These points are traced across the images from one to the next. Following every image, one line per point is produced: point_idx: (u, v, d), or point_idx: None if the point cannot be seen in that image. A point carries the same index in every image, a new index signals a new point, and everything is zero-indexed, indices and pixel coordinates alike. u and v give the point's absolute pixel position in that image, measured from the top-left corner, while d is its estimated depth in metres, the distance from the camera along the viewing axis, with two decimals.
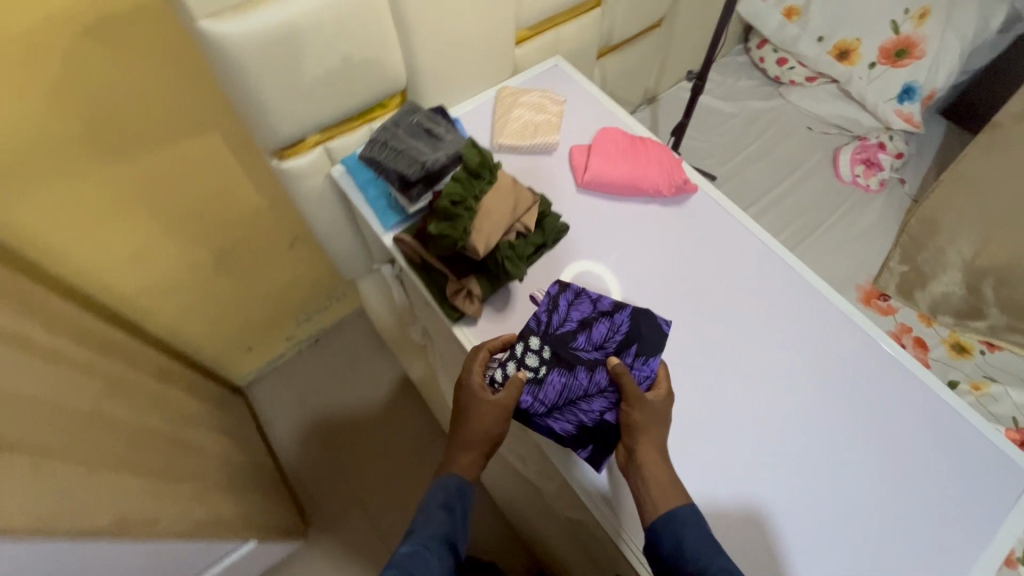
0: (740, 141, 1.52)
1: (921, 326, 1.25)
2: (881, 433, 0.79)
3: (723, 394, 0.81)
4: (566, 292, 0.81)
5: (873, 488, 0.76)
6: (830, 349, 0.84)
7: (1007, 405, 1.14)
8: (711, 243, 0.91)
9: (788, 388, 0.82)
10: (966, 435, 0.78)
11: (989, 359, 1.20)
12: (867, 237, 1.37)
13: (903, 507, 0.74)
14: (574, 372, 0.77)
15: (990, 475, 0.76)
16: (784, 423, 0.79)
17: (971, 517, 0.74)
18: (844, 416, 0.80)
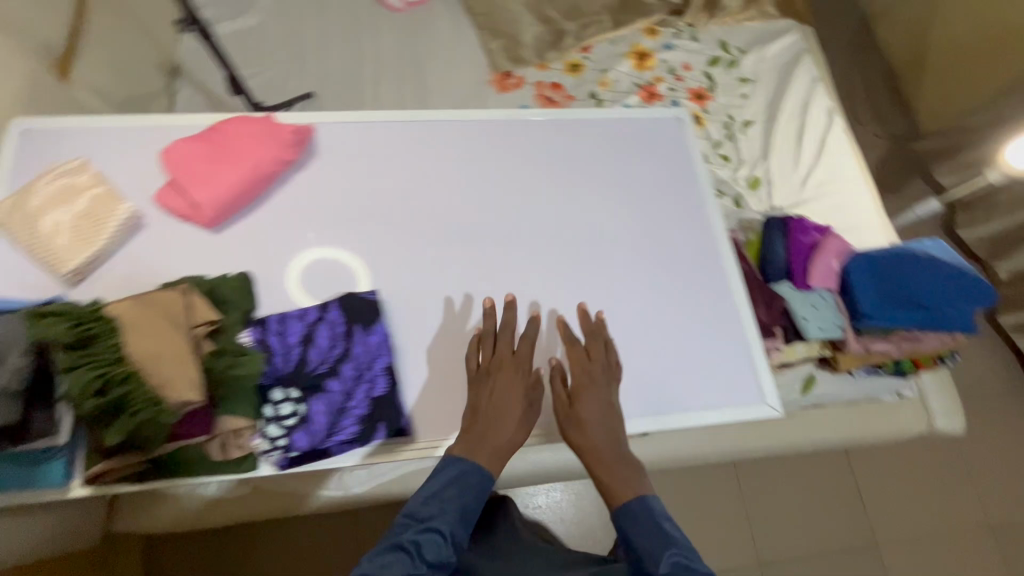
0: (295, 44, 1.34)
1: (545, 74, 1.39)
2: (602, 184, 0.86)
3: (499, 282, 0.79)
4: (271, 325, 0.67)
5: (633, 230, 0.84)
6: (526, 151, 0.87)
7: (625, 80, 1.40)
8: (374, 161, 0.83)
9: (530, 210, 0.84)
10: (639, 132, 0.92)
11: (592, 58, 1.42)
12: (456, 39, 1.41)
13: (655, 224, 0.85)
14: (325, 389, 0.65)
15: (669, 147, 0.91)
16: (552, 252, 0.81)
17: (684, 184, 0.88)
18: (576, 205, 0.85)
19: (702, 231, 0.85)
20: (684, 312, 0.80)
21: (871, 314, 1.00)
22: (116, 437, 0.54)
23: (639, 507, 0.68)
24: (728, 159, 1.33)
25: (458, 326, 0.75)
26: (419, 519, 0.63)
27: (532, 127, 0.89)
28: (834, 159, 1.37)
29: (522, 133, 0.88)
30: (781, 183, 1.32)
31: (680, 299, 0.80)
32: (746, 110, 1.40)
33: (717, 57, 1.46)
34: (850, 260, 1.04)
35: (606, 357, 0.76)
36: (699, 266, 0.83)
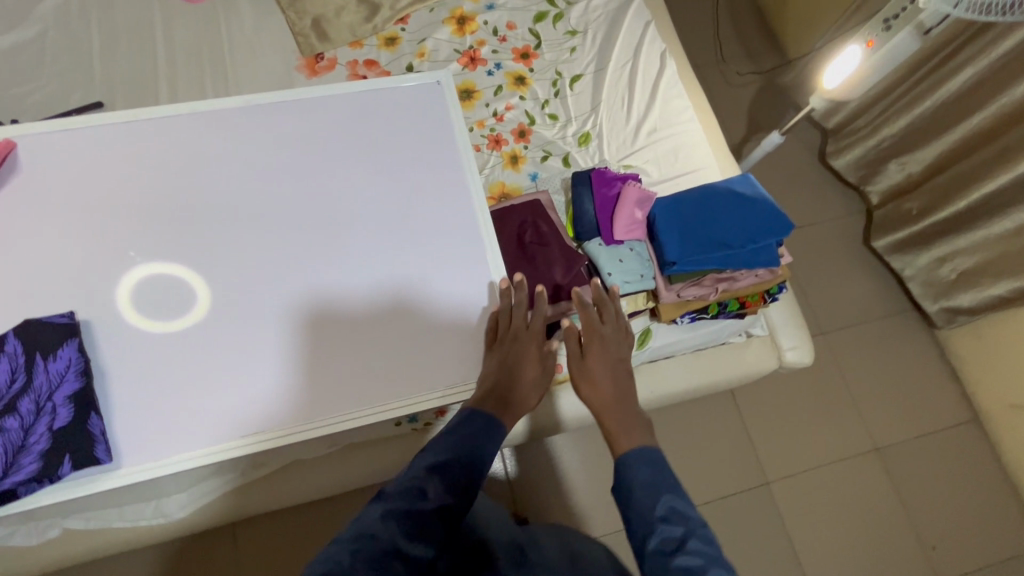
0: (79, 51, 1.24)
1: (358, 53, 1.31)
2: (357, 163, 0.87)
3: (245, 277, 0.79)
4: None
5: (387, 209, 0.86)
6: (271, 141, 0.86)
7: (445, 48, 1.33)
8: (93, 172, 0.79)
9: (278, 200, 0.84)
10: (400, 104, 0.90)
11: (410, 29, 1.35)
12: (262, 23, 1.32)
13: (411, 203, 0.86)
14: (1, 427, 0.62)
15: (432, 119, 0.90)
16: (301, 241, 0.82)
17: (443, 158, 0.89)
18: (329, 188, 0.85)
19: (461, 208, 0.87)
20: (433, 291, 0.83)
21: (676, 261, 0.96)
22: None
23: (640, 452, 0.72)
24: (557, 117, 1.28)
25: (198, 329, 0.76)
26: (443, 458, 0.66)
27: (275, 117, 0.87)
28: (670, 102, 1.31)
29: (265, 123, 0.86)
30: (612, 136, 1.27)
31: (431, 276, 0.83)
32: (574, 65, 1.34)
33: (544, 11, 1.39)
34: (654, 206, 1.00)
35: (348, 345, 0.79)
36: (453, 243, 0.85)
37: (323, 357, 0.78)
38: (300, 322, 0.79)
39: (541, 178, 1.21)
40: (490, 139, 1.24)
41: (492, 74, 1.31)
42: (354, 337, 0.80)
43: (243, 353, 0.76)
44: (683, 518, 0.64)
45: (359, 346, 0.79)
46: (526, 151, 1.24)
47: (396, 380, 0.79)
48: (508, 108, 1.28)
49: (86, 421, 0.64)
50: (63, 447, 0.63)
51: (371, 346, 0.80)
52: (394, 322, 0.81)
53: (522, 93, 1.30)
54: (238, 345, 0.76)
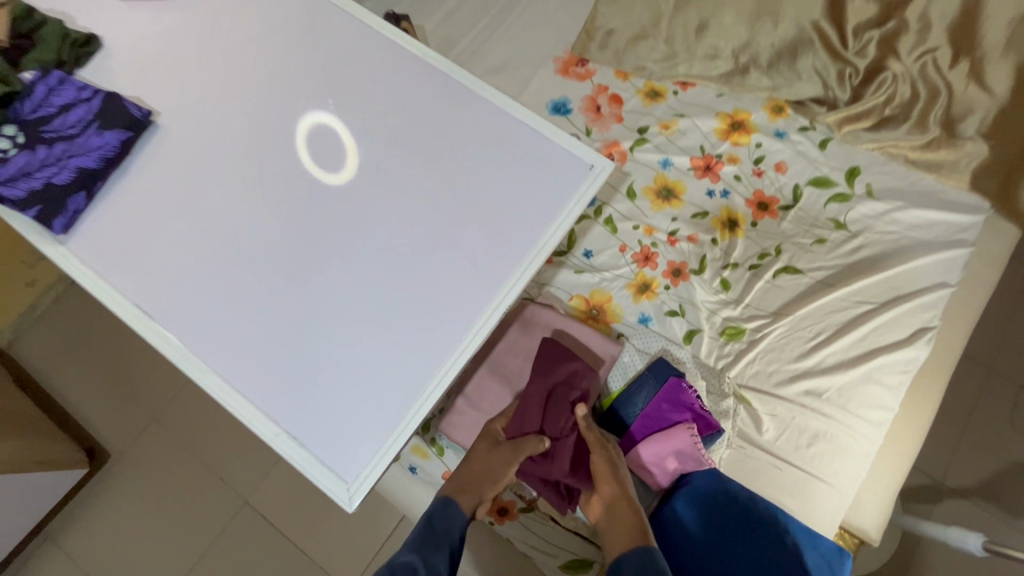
0: None
1: (617, 83, 1.20)
2: (440, 174, 0.74)
3: (258, 190, 0.73)
4: (49, 75, 0.71)
5: (417, 237, 0.70)
6: (411, 95, 0.79)
7: (693, 136, 1.13)
8: (276, 24, 0.82)
9: (359, 149, 0.75)
10: (540, 156, 0.76)
11: (682, 97, 1.18)
12: (568, 7, 1.28)
13: (440, 247, 0.70)
14: (33, 149, 0.68)
15: (545, 198, 0.74)
16: (331, 198, 0.72)
17: (515, 238, 0.71)
18: (403, 174, 0.73)
19: (475, 295, 0.68)
20: (365, 344, 0.65)
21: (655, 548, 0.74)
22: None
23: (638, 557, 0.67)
24: (728, 289, 1.02)
25: (190, 195, 0.72)
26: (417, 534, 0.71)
27: (432, 79, 0.79)
28: (870, 384, 0.94)
29: (423, 77, 0.80)
30: (765, 355, 0.97)
31: (378, 332, 0.66)
32: (804, 255, 1.03)
33: (829, 179, 1.09)
34: (698, 473, 0.75)
35: (257, 316, 0.67)
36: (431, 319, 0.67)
37: (230, 303, 0.67)
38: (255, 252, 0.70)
39: (648, 328, 0.99)
40: (640, 252, 1.04)
41: (710, 196, 1.09)
42: (267, 316, 0.67)
43: (195, 241, 0.70)
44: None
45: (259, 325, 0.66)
46: (662, 290, 1.02)
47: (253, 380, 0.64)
48: (691, 238, 1.05)
49: (71, 194, 0.67)
50: (46, 197, 0.66)
51: (271, 330, 0.66)
52: (306, 337, 0.65)
53: (720, 237, 1.05)
54: (201, 234, 0.70)
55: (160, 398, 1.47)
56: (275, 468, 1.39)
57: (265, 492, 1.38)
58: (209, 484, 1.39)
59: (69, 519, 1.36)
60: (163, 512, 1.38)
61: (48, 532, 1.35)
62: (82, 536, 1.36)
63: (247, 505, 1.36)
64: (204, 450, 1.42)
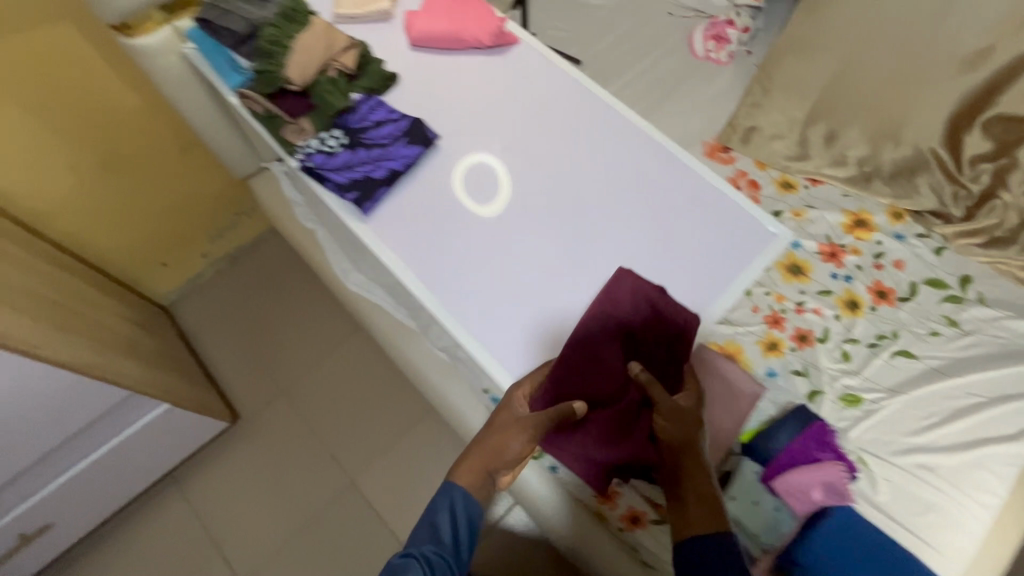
0: (604, 30, 1.63)
1: (755, 171, 1.40)
2: (650, 222, 0.92)
3: (510, 212, 0.93)
4: (373, 98, 0.93)
5: (631, 269, 0.90)
6: (627, 153, 0.98)
7: (821, 225, 1.30)
8: (525, 84, 1.04)
9: (587, 189, 0.95)
10: (731, 218, 0.92)
11: (812, 191, 1.36)
12: (716, 103, 1.51)
13: (648, 278, 0.89)
14: (356, 151, 0.89)
15: (734, 253, 0.90)
16: (565, 226, 0.93)
17: (708, 283, 0.89)
18: (624, 219, 0.93)
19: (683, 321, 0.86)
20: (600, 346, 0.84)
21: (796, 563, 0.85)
22: (281, 70, 0.85)
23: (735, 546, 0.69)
24: (849, 360, 1.14)
25: (461, 204, 0.92)
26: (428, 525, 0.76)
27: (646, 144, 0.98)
28: (976, 469, 1.04)
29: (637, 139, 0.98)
30: (880, 424, 1.08)
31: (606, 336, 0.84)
32: (919, 343, 1.16)
33: (943, 281, 1.23)
34: (839, 508, 0.87)
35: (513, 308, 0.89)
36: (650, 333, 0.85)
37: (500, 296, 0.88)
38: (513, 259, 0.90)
39: (775, 381, 1.12)
40: (770, 315, 1.18)
41: (834, 278, 1.23)
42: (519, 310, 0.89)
43: (462, 242, 0.91)
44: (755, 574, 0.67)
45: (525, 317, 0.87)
46: (788, 351, 1.15)
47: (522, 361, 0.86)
48: (816, 311, 1.19)
49: (380, 189, 0.88)
50: (363, 187, 0.87)
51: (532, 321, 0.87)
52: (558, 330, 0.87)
53: (843, 314, 1.19)
54: (467, 238, 0.91)
55: (292, 373, 1.64)
56: (385, 455, 1.52)
57: (371, 477, 1.50)
58: (323, 460, 1.53)
59: (197, 468, 1.51)
60: (278, 478, 1.51)
61: (179, 476, 1.51)
62: (205, 485, 1.50)
63: (354, 486, 1.49)
64: (323, 428, 1.57)
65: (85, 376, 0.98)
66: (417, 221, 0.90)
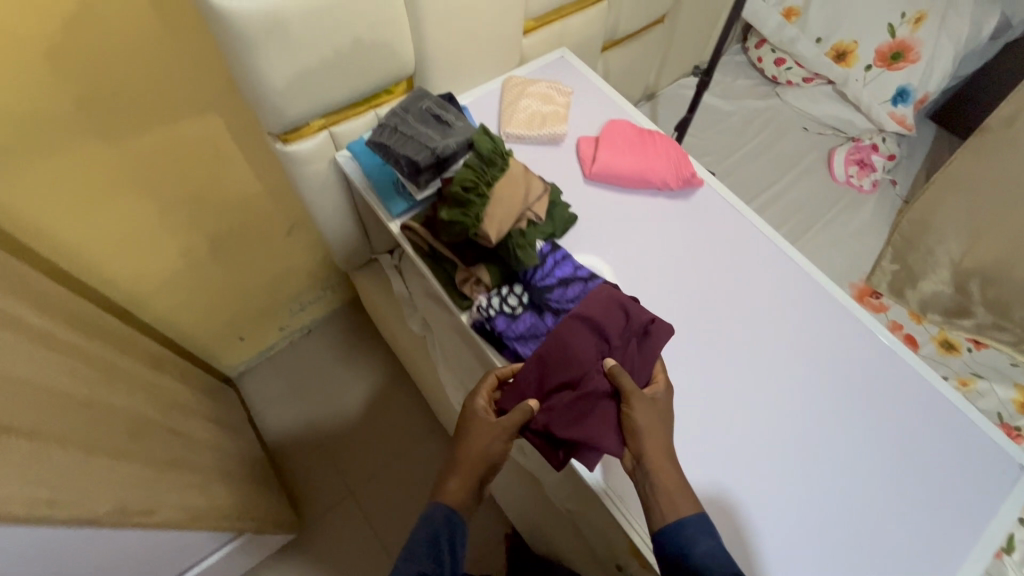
0: (736, 142, 1.54)
1: (911, 324, 1.27)
2: (885, 437, 0.82)
3: (716, 409, 0.82)
4: (557, 251, 0.82)
5: (871, 495, 0.78)
6: (829, 339, 0.89)
7: (990, 400, 1.17)
8: (712, 237, 0.94)
9: (788, 380, 0.85)
10: (969, 441, 0.82)
11: (976, 356, 1.23)
12: (859, 236, 1.40)
13: (888, 508, 0.77)
14: (542, 317, 0.78)
15: (979, 489, 0.78)
16: (787, 429, 0.82)
17: (945, 530, 0.76)
18: (855, 430, 0.82)
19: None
20: None
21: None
22: (478, 224, 0.74)
23: (697, 527, 0.64)
24: None
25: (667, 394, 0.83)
26: (424, 532, 0.70)
27: (849, 329, 0.89)
28: None
29: (837, 322, 0.90)
30: None
31: None
32: None
33: None
34: None
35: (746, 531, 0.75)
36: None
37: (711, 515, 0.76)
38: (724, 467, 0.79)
39: None
40: None
41: None
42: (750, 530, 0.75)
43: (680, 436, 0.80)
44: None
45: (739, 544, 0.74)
46: None
47: None
48: None
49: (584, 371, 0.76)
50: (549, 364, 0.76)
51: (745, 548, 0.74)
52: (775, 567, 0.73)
53: None
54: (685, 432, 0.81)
55: (363, 471, 1.50)
56: None
57: None
58: None
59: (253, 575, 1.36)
60: None
61: None
62: None
63: None
64: (395, 542, 1.41)
65: (183, 527, 0.84)
66: None
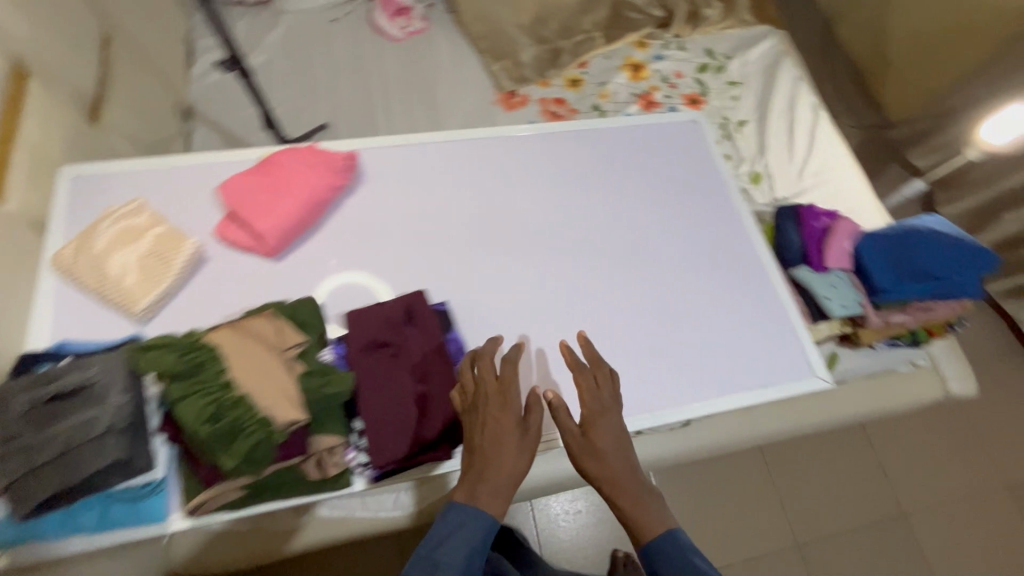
0: (306, 80, 1.38)
1: (548, 91, 1.45)
2: (648, 198, 0.90)
3: (560, 289, 0.81)
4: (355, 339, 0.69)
5: (686, 252, 0.86)
6: (548, 158, 0.91)
7: (623, 91, 1.47)
8: (413, 179, 0.85)
9: (565, 214, 0.87)
10: (672, 140, 0.97)
11: (590, 73, 1.50)
12: (460, 63, 1.47)
13: (694, 232, 0.89)
14: None
15: (701, 158, 0.96)
16: (613, 269, 0.83)
17: (713, 190, 0.93)
18: (635, 218, 0.88)
19: (738, 234, 0.90)
20: (726, 309, 0.84)
21: (888, 288, 1.06)
22: (269, 425, 0.55)
23: (672, 546, 0.63)
24: (729, 157, 1.40)
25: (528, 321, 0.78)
26: (463, 537, 0.59)
27: (552, 139, 0.93)
28: (826, 148, 1.45)
29: (541, 143, 0.92)
30: (780, 175, 1.40)
31: (728, 290, 0.85)
32: (735, 110, 1.48)
33: (704, 64, 1.55)
34: (863, 241, 1.10)
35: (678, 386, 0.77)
36: (738, 262, 0.88)
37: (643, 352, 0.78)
38: (610, 313, 0.80)
39: None
40: None
41: None
42: (678, 382, 0.78)
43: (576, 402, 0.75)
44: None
45: (670, 342, 0.80)
46: None
47: (710, 377, 0.79)
48: None
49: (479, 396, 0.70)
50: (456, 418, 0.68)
51: (675, 341, 0.80)
52: (696, 330, 0.82)
53: None
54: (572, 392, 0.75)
55: None
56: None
57: None
58: None
59: None
60: None
61: None
62: None
63: None
64: None
65: None
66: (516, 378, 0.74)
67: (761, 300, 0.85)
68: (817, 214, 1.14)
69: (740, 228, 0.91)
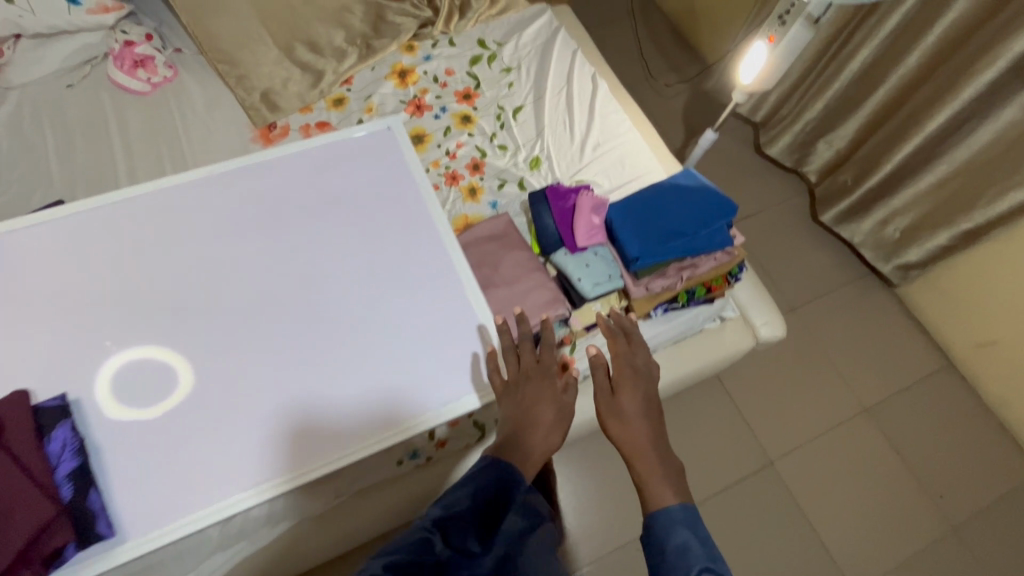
0: (39, 154, 1.28)
1: (309, 117, 1.39)
2: (333, 231, 0.90)
3: (237, 347, 0.81)
4: None
5: (372, 280, 0.88)
6: (226, 208, 0.89)
7: (390, 101, 1.41)
8: (65, 264, 0.82)
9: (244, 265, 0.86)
10: (359, 158, 0.94)
11: (355, 89, 1.44)
12: (214, 104, 1.39)
13: (383, 256, 0.89)
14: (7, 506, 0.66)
15: (394, 172, 0.94)
16: (293, 317, 0.84)
17: (406, 203, 0.92)
18: (320, 255, 0.88)
19: (431, 247, 0.90)
20: (412, 330, 0.85)
21: (638, 257, 1.01)
22: None
23: (677, 511, 0.73)
24: (505, 146, 1.36)
25: (195, 386, 0.77)
26: (495, 478, 0.66)
27: (229, 183, 0.90)
28: (608, 116, 1.41)
29: (216, 193, 0.90)
30: (560, 155, 1.35)
31: (418, 308, 0.87)
32: (513, 97, 1.43)
33: (477, 55, 1.50)
34: (610, 211, 1.06)
35: (343, 423, 0.79)
36: (432, 276, 0.89)
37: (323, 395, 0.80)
38: (289, 364, 0.81)
39: (501, 204, 1.28)
40: (446, 177, 1.29)
41: (438, 116, 1.39)
42: (343, 419, 0.79)
43: (228, 463, 0.75)
44: (708, 551, 0.68)
45: (351, 378, 0.81)
46: (482, 182, 1.30)
47: (394, 407, 0.81)
48: (459, 145, 1.34)
49: (86, 496, 0.69)
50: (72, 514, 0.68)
51: (358, 378, 0.82)
52: (376, 358, 0.83)
53: (469, 129, 1.37)
54: (224, 454, 0.75)
55: None
56: None
57: None
58: None
59: None
60: None
61: None
62: None
63: None
64: None
65: None
66: (177, 455, 0.74)
67: (452, 310, 0.87)
68: (566, 193, 1.09)
69: (433, 240, 0.91)
